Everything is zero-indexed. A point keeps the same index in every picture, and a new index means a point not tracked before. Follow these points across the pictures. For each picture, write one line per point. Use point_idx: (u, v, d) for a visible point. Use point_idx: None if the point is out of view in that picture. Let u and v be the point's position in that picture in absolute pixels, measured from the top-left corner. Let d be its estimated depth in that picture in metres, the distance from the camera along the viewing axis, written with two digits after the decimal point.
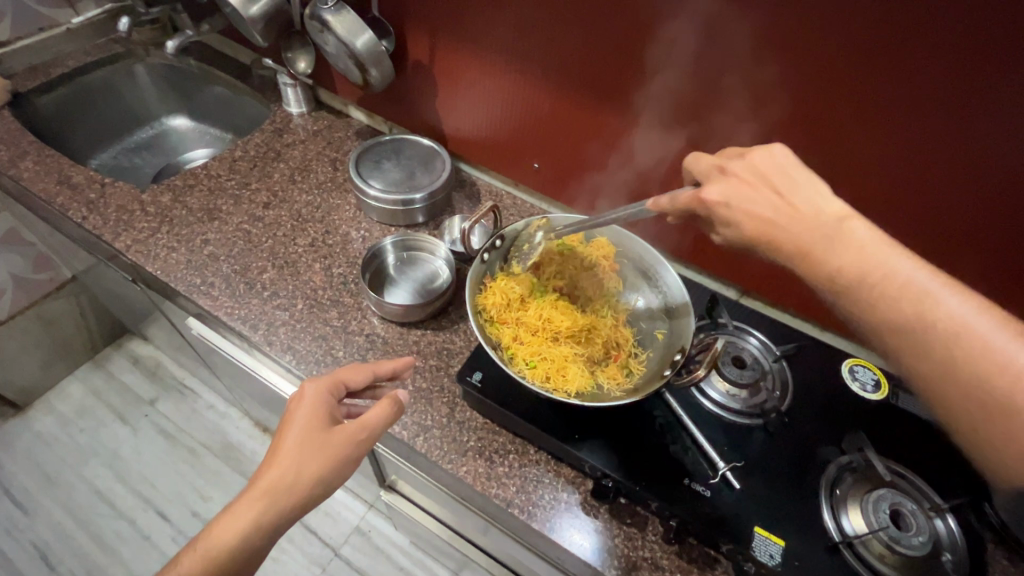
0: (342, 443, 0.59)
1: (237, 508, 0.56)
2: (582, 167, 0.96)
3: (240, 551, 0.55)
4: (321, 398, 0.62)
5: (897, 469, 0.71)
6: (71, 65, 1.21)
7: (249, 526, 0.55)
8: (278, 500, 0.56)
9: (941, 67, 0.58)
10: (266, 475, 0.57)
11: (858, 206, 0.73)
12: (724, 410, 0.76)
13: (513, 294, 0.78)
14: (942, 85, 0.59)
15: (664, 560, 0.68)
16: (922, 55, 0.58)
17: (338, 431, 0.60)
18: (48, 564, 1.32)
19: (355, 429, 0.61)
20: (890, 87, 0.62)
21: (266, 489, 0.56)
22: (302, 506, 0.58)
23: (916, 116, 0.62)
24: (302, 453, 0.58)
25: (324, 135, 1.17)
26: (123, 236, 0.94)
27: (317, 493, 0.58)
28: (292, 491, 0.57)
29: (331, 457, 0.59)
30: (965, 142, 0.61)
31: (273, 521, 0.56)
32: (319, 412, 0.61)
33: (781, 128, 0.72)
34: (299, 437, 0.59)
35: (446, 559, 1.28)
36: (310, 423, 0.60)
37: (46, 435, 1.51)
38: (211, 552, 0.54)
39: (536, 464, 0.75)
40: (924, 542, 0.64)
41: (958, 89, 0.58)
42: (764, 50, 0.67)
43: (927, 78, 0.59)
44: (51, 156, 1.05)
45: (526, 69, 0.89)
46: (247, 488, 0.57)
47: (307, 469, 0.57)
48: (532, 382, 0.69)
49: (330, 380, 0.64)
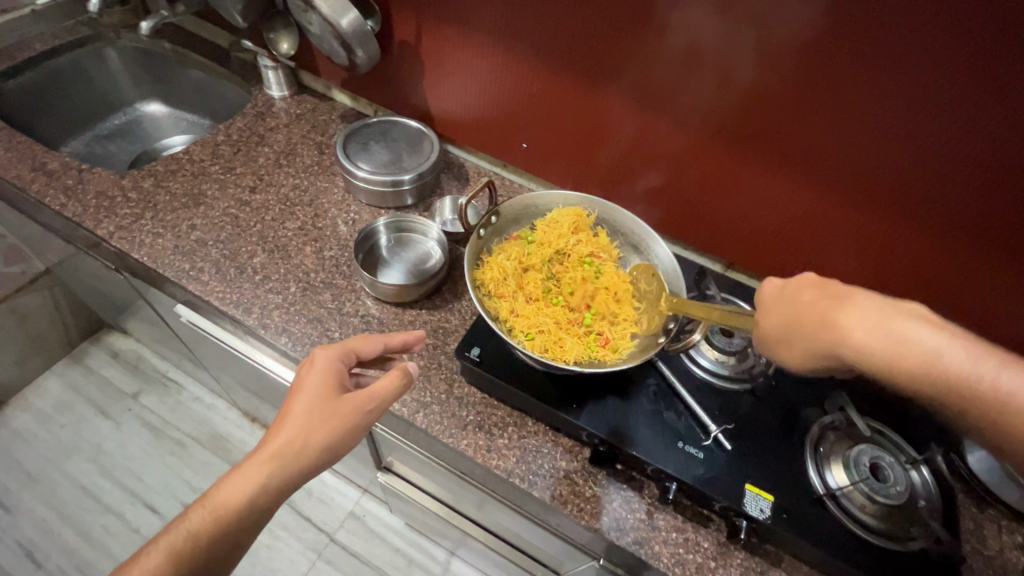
0: (352, 412, 0.60)
1: (246, 469, 0.57)
2: (568, 146, 0.97)
3: (248, 509, 0.56)
4: (333, 366, 0.62)
5: (875, 426, 0.75)
6: (37, 48, 1.16)
7: (256, 490, 0.56)
8: (287, 464, 0.57)
9: (937, 54, 0.61)
10: (275, 439, 0.58)
11: (830, 178, 0.77)
12: (714, 375, 0.79)
13: (510, 269, 0.79)
14: (935, 73, 0.62)
15: (660, 520, 0.71)
16: (915, 44, 0.61)
17: (349, 400, 0.60)
18: (35, 562, 1.30)
19: (366, 399, 0.61)
20: (855, 58, 0.65)
21: (275, 452, 0.57)
22: (310, 471, 0.59)
23: (909, 100, 0.65)
24: (312, 420, 0.58)
25: (308, 119, 1.15)
26: (105, 223, 0.93)
27: (324, 460, 0.59)
28: (300, 456, 0.57)
29: (341, 424, 0.59)
30: (926, 115, 0.65)
31: (281, 484, 0.57)
32: (331, 379, 0.61)
33: (756, 101, 0.75)
34: (310, 403, 0.59)
35: (442, 538, 1.30)
36: (322, 389, 0.60)
37: (24, 433, 1.47)
38: (219, 511, 0.55)
39: (534, 435, 0.77)
40: (901, 491, 0.68)
41: (950, 75, 0.61)
42: (737, 24, 0.69)
43: (921, 64, 0.62)
44: (23, 142, 1.02)
45: (511, 48, 0.89)
46: (257, 449, 0.58)
47: (317, 435, 0.58)
48: (531, 352, 0.71)
49: (342, 349, 0.64)
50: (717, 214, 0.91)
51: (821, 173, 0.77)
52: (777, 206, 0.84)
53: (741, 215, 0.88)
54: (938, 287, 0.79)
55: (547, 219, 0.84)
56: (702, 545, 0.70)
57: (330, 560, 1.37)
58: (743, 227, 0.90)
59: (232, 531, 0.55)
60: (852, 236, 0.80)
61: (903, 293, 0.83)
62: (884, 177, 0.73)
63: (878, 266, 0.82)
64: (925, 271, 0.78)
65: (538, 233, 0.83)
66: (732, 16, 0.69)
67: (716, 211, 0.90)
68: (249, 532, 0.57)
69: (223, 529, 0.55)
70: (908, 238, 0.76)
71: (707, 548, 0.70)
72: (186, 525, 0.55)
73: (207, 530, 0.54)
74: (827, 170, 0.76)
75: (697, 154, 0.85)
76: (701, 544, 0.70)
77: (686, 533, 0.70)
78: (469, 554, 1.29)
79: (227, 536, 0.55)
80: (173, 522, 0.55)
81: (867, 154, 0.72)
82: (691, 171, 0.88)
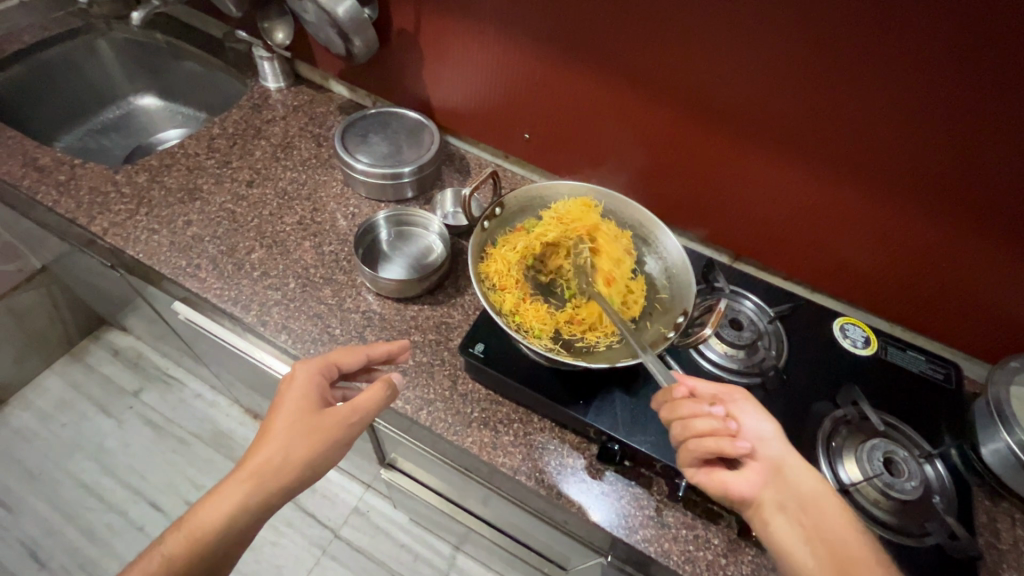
0: (332, 427, 0.58)
1: (224, 489, 0.55)
2: (571, 135, 0.94)
3: (226, 531, 0.54)
4: (313, 380, 0.61)
5: (889, 420, 0.74)
6: (27, 41, 1.14)
7: (234, 510, 0.54)
8: (265, 482, 0.55)
9: (952, 38, 0.58)
10: (254, 456, 0.56)
11: (840, 165, 0.74)
12: (722, 369, 0.77)
13: (514, 260, 0.77)
14: (954, 54, 0.59)
15: (669, 517, 0.70)
16: (930, 28, 0.59)
17: (329, 415, 0.59)
18: (38, 561, 1.29)
19: (346, 414, 0.59)
20: (867, 38, 0.62)
21: (252, 471, 0.55)
22: (292, 488, 0.57)
23: (925, 83, 0.63)
24: (291, 436, 0.57)
25: (305, 110, 1.13)
26: (99, 219, 0.91)
27: (306, 477, 0.58)
28: (278, 473, 0.56)
29: (321, 439, 0.58)
30: (941, 96, 0.63)
31: (260, 503, 0.55)
32: (310, 394, 0.60)
33: (763, 84, 0.72)
34: (288, 418, 0.58)
35: (447, 533, 1.30)
36: (302, 404, 0.59)
37: (25, 431, 1.46)
38: (195, 533, 0.53)
39: (540, 432, 0.75)
40: (916, 486, 0.67)
41: (966, 60, 0.59)
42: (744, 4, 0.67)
43: (937, 48, 0.60)
44: (14, 138, 1.00)
45: (511, 34, 0.87)
46: (234, 468, 0.56)
47: (295, 452, 0.56)
48: (535, 346, 0.69)
49: (322, 362, 0.62)
50: (723, 203, 0.88)
51: (830, 159, 0.74)
52: (785, 194, 0.82)
53: (748, 204, 0.86)
54: (952, 276, 0.77)
55: (553, 209, 0.82)
56: (712, 542, 0.69)
57: (335, 557, 1.36)
58: (750, 216, 0.88)
59: (212, 551, 0.54)
60: (862, 223, 0.78)
61: (915, 282, 0.81)
62: (896, 161, 0.70)
63: (888, 253, 0.80)
64: (939, 259, 0.76)
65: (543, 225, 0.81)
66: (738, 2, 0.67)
67: (721, 201, 0.88)
68: (229, 553, 0.55)
69: (202, 552, 0.53)
70: (920, 225, 0.74)
71: (717, 545, 0.68)
72: (163, 549, 0.54)
73: (183, 553, 0.53)
74: (837, 156, 0.74)
75: (703, 141, 0.82)
76: (712, 541, 0.69)
77: (697, 530, 0.69)
78: (474, 549, 1.28)
79: (203, 558, 0.54)
80: (153, 545, 0.54)
81: (879, 139, 0.69)
82: (696, 162, 0.86)
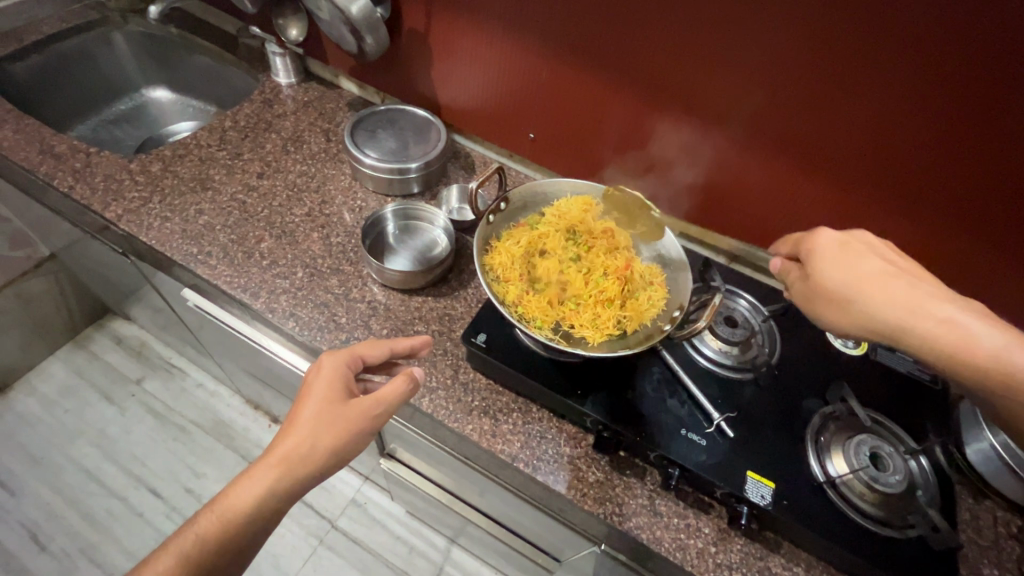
0: (358, 417, 0.60)
1: (254, 474, 0.58)
2: (576, 135, 0.97)
3: (255, 515, 0.57)
4: (340, 372, 0.63)
5: (875, 417, 0.76)
6: (44, 32, 1.17)
7: (264, 494, 0.57)
8: (293, 468, 0.58)
9: (948, 50, 0.61)
10: (283, 444, 0.58)
11: (837, 169, 0.77)
12: (716, 365, 0.80)
13: (517, 253, 0.79)
14: (946, 65, 0.62)
15: (662, 506, 0.72)
16: (926, 40, 0.61)
17: (354, 405, 0.61)
18: (39, 543, 1.31)
19: (370, 404, 0.61)
20: (865, 48, 0.65)
21: (281, 458, 0.58)
22: (317, 475, 0.59)
23: (918, 92, 0.65)
24: (320, 425, 0.59)
25: (315, 106, 1.15)
26: (113, 206, 0.93)
27: (332, 465, 0.60)
28: (307, 460, 0.58)
29: (348, 430, 0.60)
30: (934, 104, 0.66)
31: (288, 488, 0.58)
32: (336, 385, 0.62)
33: (765, 90, 0.74)
34: (316, 408, 0.60)
35: (443, 525, 1.32)
36: (329, 394, 0.61)
37: (29, 416, 1.48)
38: (227, 515, 0.56)
39: (538, 421, 0.78)
40: (900, 480, 0.69)
41: (957, 71, 0.62)
42: (747, 13, 0.69)
43: (933, 58, 0.62)
44: (30, 125, 1.02)
45: (520, 36, 0.89)
46: (264, 455, 0.58)
47: (323, 440, 0.59)
48: (538, 334, 0.71)
49: (349, 355, 0.65)
50: (723, 204, 0.91)
51: (828, 164, 0.77)
52: (782, 197, 0.84)
53: (746, 205, 0.89)
54: (941, 274, 0.80)
55: (555, 206, 0.84)
56: (703, 531, 0.71)
57: (331, 547, 1.38)
58: (747, 217, 0.90)
59: (240, 532, 0.56)
60: (857, 226, 0.81)
61: None
62: (890, 166, 0.73)
63: None
64: (928, 258, 0.79)
65: (545, 221, 0.84)
66: (744, 10, 0.69)
67: (722, 203, 0.91)
68: (255, 535, 0.58)
69: (230, 534, 0.56)
70: (914, 226, 0.77)
71: (708, 533, 0.71)
72: (194, 530, 0.56)
73: (214, 534, 0.55)
74: (834, 161, 0.76)
75: (704, 144, 0.85)
76: (702, 530, 0.71)
77: (688, 519, 0.71)
78: (469, 542, 1.30)
79: (231, 540, 0.56)
80: (183, 527, 0.56)
81: (873, 144, 0.72)
82: (697, 164, 0.88)
